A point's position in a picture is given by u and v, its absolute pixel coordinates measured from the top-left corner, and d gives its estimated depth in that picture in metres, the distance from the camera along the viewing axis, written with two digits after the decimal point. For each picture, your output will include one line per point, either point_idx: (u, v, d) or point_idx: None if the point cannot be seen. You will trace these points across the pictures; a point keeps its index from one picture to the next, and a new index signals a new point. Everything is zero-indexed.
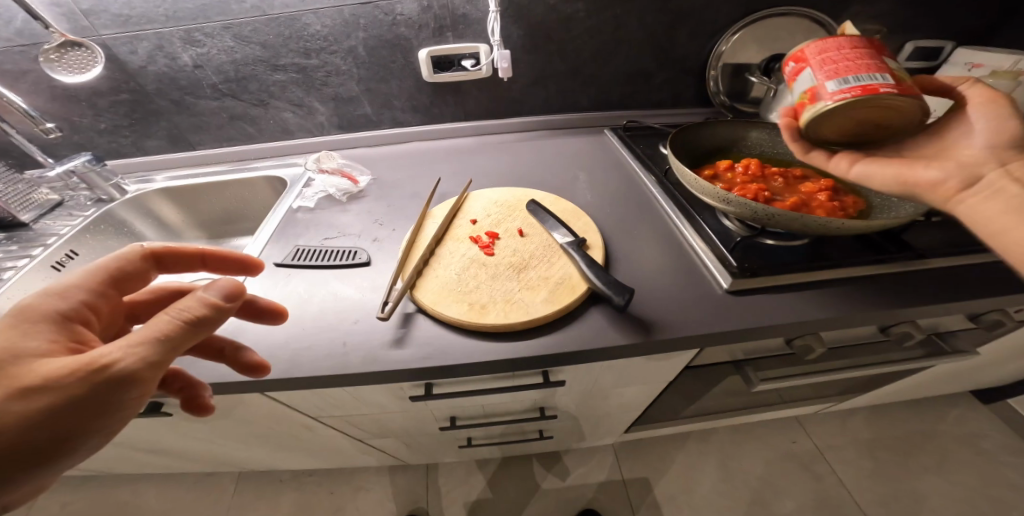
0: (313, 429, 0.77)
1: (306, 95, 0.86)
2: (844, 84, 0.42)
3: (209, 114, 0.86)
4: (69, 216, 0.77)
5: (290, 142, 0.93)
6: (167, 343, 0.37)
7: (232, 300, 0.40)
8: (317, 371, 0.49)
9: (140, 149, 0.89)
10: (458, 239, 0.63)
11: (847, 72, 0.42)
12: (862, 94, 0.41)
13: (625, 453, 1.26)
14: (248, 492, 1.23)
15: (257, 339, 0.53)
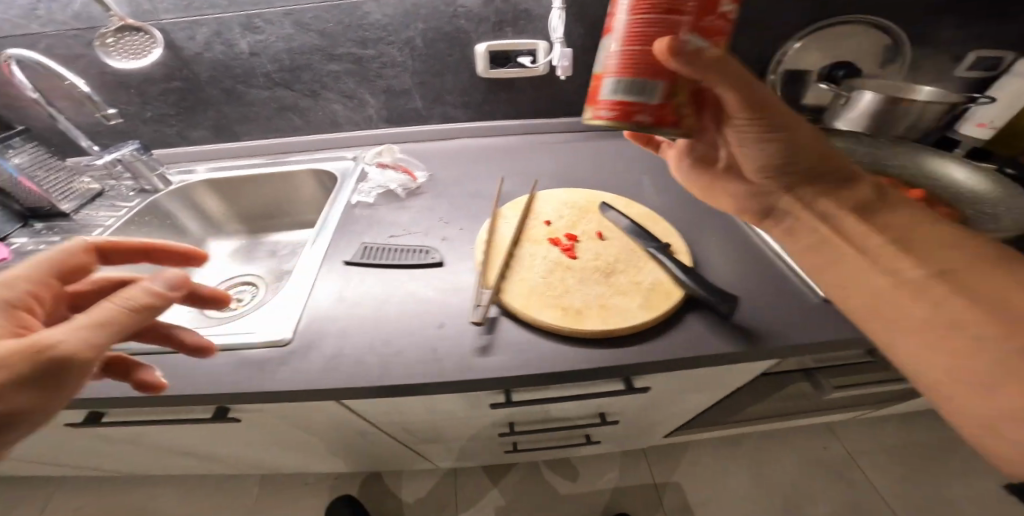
0: (367, 433, 0.74)
1: (359, 87, 0.83)
2: (621, 96, 0.36)
3: (258, 104, 0.83)
4: (112, 207, 0.75)
5: (337, 135, 0.90)
6: (116, 331, 0.33)
7: (182, 290, 0.38)
8: (410, 378, 0.47)
9: (184, 139, 0.86)
10: (535, 241, 0.60)
11: (638, 73, 0.35)
12: (619, 116, 0.37)
13: (655, 459, 1.25)
14: (270, 495, 1.19)
15: (343, 341, 0.51)
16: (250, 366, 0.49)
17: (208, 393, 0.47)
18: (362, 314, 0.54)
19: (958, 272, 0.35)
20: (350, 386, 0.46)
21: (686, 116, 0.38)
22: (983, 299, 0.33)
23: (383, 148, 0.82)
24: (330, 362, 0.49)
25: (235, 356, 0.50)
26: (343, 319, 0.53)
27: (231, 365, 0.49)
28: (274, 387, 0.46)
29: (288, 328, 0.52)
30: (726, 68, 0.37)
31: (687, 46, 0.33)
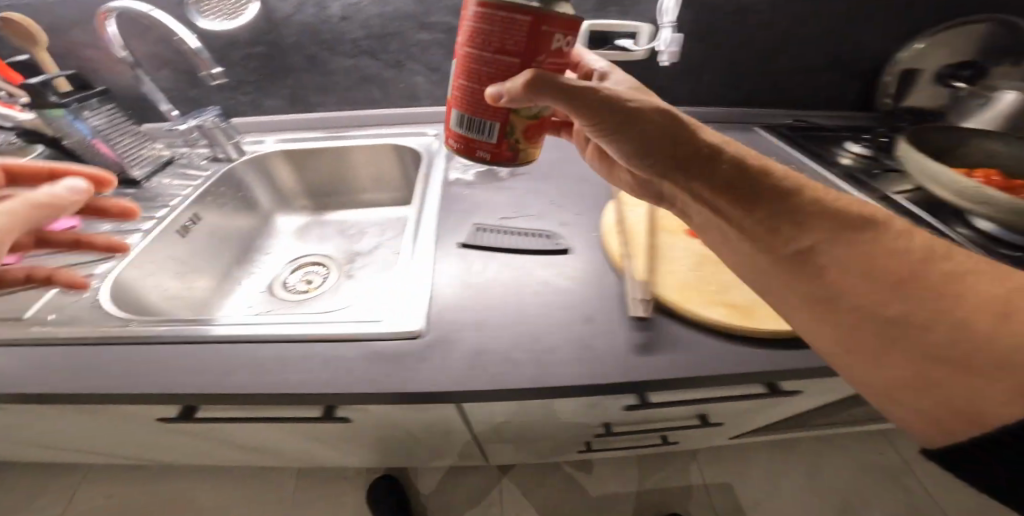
0: (452, 437, 0.68)
1: (446, 60, 0.78)
2: (464, 128, 0.38)
3: (339, 73, 0.79)
4: (184, 176, 0.71)
5: (412, 110, 0.84)
6: (26, 225, 0.36)
7: (84, 193, 0.42)
8: (572, 380, 0.41)
9: (256, 107, 0.82)
10: (673, 232, 0.56)
11: (464, 106, 0.37)
12: (461, 147, 0.39)
13: (707, 464, 1.20)
14: (306, 491, 1.13)
15: (484, 335, 0.45)
16: (390, 363, 0.43)
17: (339, 390, 0.41)
18: (498, 299, 0.49)
19: (852, 259, 0.33)
20: (507, 388, 0.41)
21: (496, 145, 0.38)
22: (907, 280, 0.31)
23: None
24: (477, 356, 0.43)
25: (366, 346, 0.44)
26: (476, 308, 0.48)
27: (364, 358, 0.43)
28: (420, 387, 0.41)
29: (418, 316, 0.47)
30: (557, 85, 0.34)
31: (505, 89, 0.34)
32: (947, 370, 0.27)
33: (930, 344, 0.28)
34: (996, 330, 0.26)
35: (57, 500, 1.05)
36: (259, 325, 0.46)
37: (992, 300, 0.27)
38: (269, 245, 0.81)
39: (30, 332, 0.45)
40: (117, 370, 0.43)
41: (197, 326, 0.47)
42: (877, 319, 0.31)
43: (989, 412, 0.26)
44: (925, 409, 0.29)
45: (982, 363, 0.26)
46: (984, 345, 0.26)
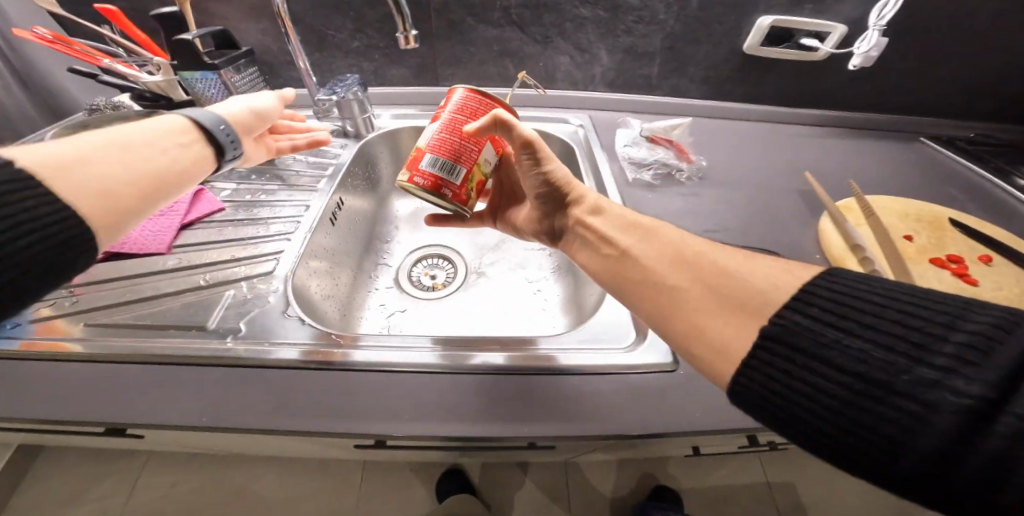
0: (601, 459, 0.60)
1: (598, 40, 0.70)
2: (429, 167, 0.44)
3: (478, 45, 0.72)
4: (315, 161, 0.69)
5: (548, 91, 0.78)
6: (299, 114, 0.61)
7: None
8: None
9: (379, 77, 0.78)
10: (915, 262, 0.48)
11: (438, 152, 0.44)
12: (429, 185, 0.44)
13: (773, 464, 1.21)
14: (376, 485, 1.06)
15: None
16: (660, 397, 0.39)
17: (611, 434, 0.37)
18: None
19: (662, 254, 0.38)
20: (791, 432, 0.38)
21: (461, 190, 0.45)
22: (687, 265, 0.35)
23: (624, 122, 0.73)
24: None
25: (619, 377, 0.41)
26: None
27: (624, 390, 0.40)
28: (700, 428, 0.37)
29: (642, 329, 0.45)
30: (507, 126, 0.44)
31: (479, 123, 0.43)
32: (699, 307, 0.32)
33: (676, 287, 0.34)
34: (710, 266, 0.34)
35: (124, 484, 0.99)
36: (493, 347, 0.44)
37: (707, 250, 0.36)
38: (393, 232, 0.79)
39: (228, 346, 0.41)
40: (348, 403, 0.38)
41: (417, 349, 0.42)
42: (660, 281, 0.36)
43: (737, 346, 0.29)
44: (714, 347, 0.31)
45: (711, 290, 0.33)
46: (708, 278, 0.33)
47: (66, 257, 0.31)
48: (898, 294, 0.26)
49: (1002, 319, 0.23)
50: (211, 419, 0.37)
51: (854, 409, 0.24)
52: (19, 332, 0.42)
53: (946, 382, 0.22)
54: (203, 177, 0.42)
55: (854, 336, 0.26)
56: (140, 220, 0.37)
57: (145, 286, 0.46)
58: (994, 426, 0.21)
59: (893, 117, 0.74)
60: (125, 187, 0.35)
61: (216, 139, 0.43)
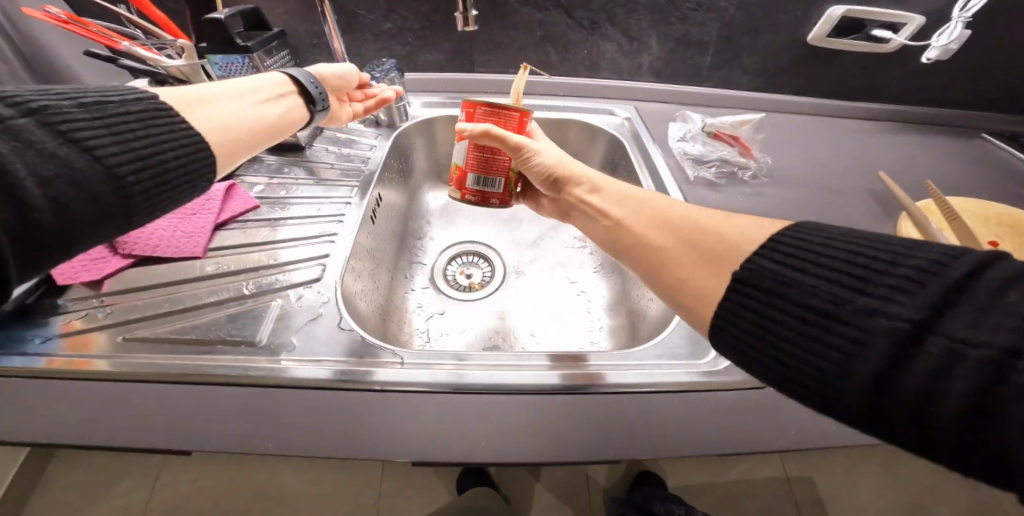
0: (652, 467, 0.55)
1: (649, 28, 0.65)
2: (475, 183, 0.50)
3: (519, 29, 0.67)
4: (348, 154, 0.65)
5: (590, 80, 0.73)
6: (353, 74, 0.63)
7: None
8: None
9: (410, 63, 0.73)
10: None
11: (477, 168, 0.49)
12: (479, 201, 0.51)
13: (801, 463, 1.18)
14: (400, 486, 1.00)
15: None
16: (734, 413, 0.40)
17: (681, 450, 0.37)
18: None
19: (649, 219, 0.40)
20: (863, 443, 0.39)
21: (504, 196, 0.51)
22: (671, 225, 0.38)
23: (680, 115, 0.69)
24: None
25: (691, 394, 0.41)
26: None
27: (695, 405, 0.40)
28: (774, 443, 0.38)
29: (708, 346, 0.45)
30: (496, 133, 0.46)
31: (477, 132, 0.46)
32: (680, 261, 0.35)
33: (660, 246, 0.38)
34: (690, 225, 0.37)
35: (141, 493, 0.94)
36: (563, 361, 0.43)
37: (691, 212, 0.38)
38: (426, 227, 0.75)
39: (283, 365, 0.39)
40: (421, 423, 0.37)
41: (485, 366, 0.42)
42: (647, 243, 0.39)
43: (715, 288, 0.32)
44: (700, 293, 0.33)
45: (690, 246, 0.35)
46: (688, 235, 0.36)
47: (193, 180, 0.38)
48: (855, 238, 0.28)
49: (947, 253, 0.24)
50: (279, 447, 0.35)
51: (806, 339, 0.26)
52: (51, 348, 0.38)
53: (883, 310, 0.24)
54: (295, 127, 0.50)
55: (814, 275, 0.27)
56: (236, 161, 0.44)
57: (184, 295, 0.42)
58: (925, 347, 0.22)
59: (953, 114, 0.71)
60: (229, 132, 0.42)
61: (309, 94, 0.51)
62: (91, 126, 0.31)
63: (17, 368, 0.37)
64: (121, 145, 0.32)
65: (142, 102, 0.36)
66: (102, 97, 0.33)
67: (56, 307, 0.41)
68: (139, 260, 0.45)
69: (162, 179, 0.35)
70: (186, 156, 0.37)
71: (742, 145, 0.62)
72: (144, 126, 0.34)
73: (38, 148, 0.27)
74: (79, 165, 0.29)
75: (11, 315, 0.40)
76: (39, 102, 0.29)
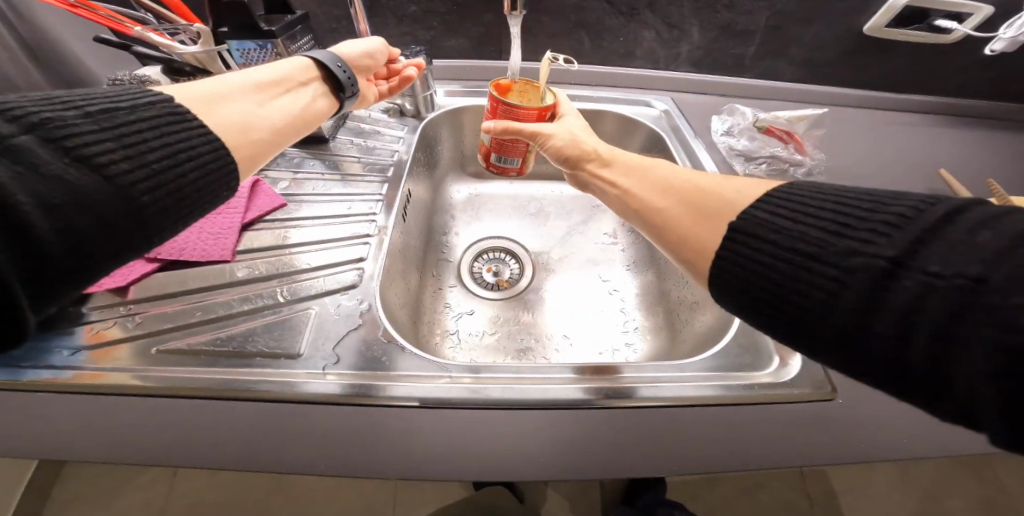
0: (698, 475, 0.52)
1: (692, 14, 0.61)
2: (501, 164, 0.49)
3: (553, 15, 0.63)
4: (373, 147, 0.61)
5: (624, 69, 0.69)
6: None
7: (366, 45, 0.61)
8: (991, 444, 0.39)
9: (434, 49, 0.69)
10: None
11: (501, 152, 0.47)
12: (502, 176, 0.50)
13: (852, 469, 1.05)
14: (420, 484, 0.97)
15: (880, 398, 0.40)
16: (800, 429, 0.38)
17: (752, 464, 0.36)
18: None
19: (652, 180, 0.37)
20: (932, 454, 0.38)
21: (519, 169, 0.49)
22: (674, 184, 0.35)
23: (725, 108, 0.66)
24: (885, 414, 0.39)
25: (754, 408, 0.39)
26: None
27: (757, 422, 0.38)
28: (843, 459, 0.37)
29: (767, 357, 0.42)
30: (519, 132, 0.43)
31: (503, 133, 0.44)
32: (676, 219, 0.33)
33: (655, 206, 0.35)
34: (688, 184, 0.34)
35: (158, 489, 0.91)
36: (619, 372, 0.41)
37: (693, 173, 0.35)
38: (451, 222, 0.72)
39: (329, 379, 0.38)
40: (479, 440, 0.36)
41: (535, 381, 0.40)
42: (643, 202, 0.36)
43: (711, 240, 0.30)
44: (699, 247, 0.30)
45: (687, 203, 0.33)
46: (685, 193, 0.33)
47: (214, 193, 0.33)
48: (839, 191, 0.27)
49: (926, 200, 0.23)
50: (332, 466, 0.34)
51: (791, 282, 0.25)
52: (75, 360, 0.38)
53: (864, 248, 0.23)
54: (323, 117, 0.47)
55: (798, 220, 0.26)
56: (263, 160, 0.39)
57: (217, 304, 0.42)
58: (900, 281, 0.21)
59: (988, 108, 0.70)
60: (253, 131, 0.37)
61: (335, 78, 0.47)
62: (100, 139, 0.26)
63: (45, 380, 0.36)
64: (133, 160, 0.27)
65: (154, 106, 0.31)
66: (109, 103, 0.28)
67: (78, 316, 0.40)
68: (165, 264, 0.44)
69: (182, 194, 0.30)
70: (206, 165, 0.32)
71: (795, 141, 0.60)
72: (158, 134, 0.29)
73: (43, 170, 0.23)
74: (88, 188, 0.24)
75: (33, 325, 0.39)
76: (38, 113, 0.24)
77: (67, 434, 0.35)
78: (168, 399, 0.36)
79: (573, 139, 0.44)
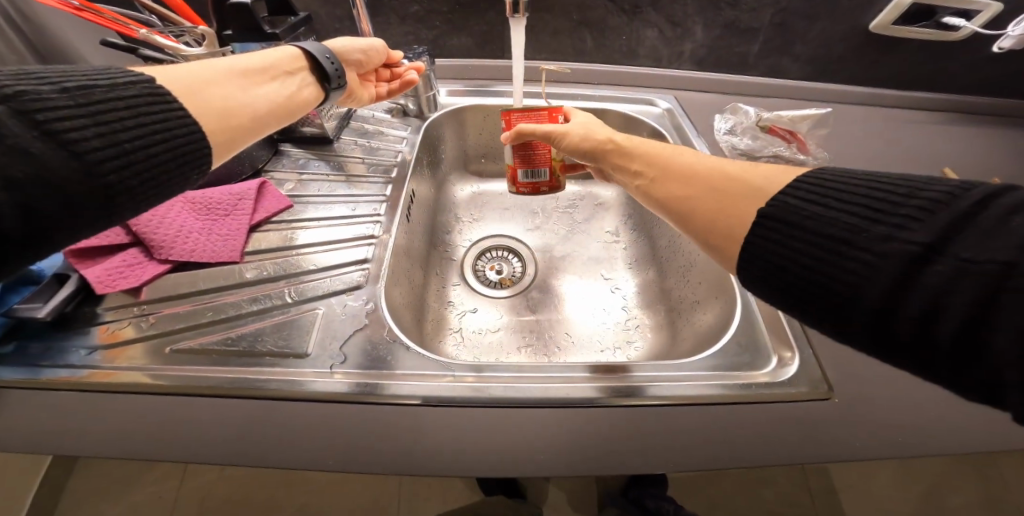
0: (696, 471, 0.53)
1: (695, 13, 0.61)
2: (528, 179, 0.50)
3: (557, 14, 0.63)
4: (376, 147, 0.62)
5: (627, 68, 0.69)
6: None
7: None
8: (992, 443, 0.39)
9: (437, 48, 0.70)
10: None
11: (530, 164, 0.49)
12: (530, 192, 0.51)
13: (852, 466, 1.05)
14: (425, 485, 0.97)
15: (881, 398, 0.41)
16: (798, 429, 0.38)
17: (749, 460, 0.37)
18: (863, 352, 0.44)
19: (673, 166, 0.36)
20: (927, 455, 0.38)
21: (548, 183, 0.50)
22: (700, 171, 0.34)
23: (729, 107, 0.66)
24: (884, 413, 0.40)
25: (753, 407, 0.39)
26: (836, 353, 0.44)
27: (755, 422, 0.38)
28: (838, 457, 0.37)
29: (766, 357, 0.43)
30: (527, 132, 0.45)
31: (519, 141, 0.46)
32: (701, 206, 0.32)
33: (681, 193, 0.34)
34: (713, 169, 0.33)
35: (170, 482, 0.93)
36: (623, 371, 0.42)
37: (717, 161, 0.34)
38: (456, 221, 0.72)
39: (337, 378, 0.39)
40: (480, 438, 0.37)
41: (537, 379, 0.40)
42: (668, 190, 0.35)
43: (741, 227, 0.29)
44: (729, 233, 0.30)
45: (711, 190, 0.32)
46: (711, 178, 0.32)
47: (185, 176, 0.32)
48: (873, 175, 0.27)
49: (961, 185, 0.23)
50: (340, 462, 0.36)
51: (823, 267, 0.25)
52: (92, 359, 0.39)
53: (898, 234, 0.23)
54: (309, 106, 0.45)
55: (832, 205, 0.26)
56: (240, 146, 0.38)
57: (227, 305, 0.43)
58: (934, 266, 0.21)
59: (992, 107, 0.70)
60: (235, 115, 0.36)
61: (322, 69, 0.46)
62: (73, 115, 0.25)
63: (63, 378, 0.38)
64: (106, 138, 0.26)
65: (134, 86, 0.29)
66: (87, 80, 0.27)
67: (94, 316, 0.42)
68: (176, 264, 0.45)
69: (149, 175, 0.29)
70: (182, 148, 0.31)
71: (798, 140, 0.60)
72: (133, 114, 0.28)
73: (9, 143, 0.22)
74: (55, 164, 0.23)
75: (51, 324, 0.41)
76: (11, 85, 0.23)
77: (86, 430, 0.36)
78: (180, 396, 0.38)
79: (590, 132, 0.44)
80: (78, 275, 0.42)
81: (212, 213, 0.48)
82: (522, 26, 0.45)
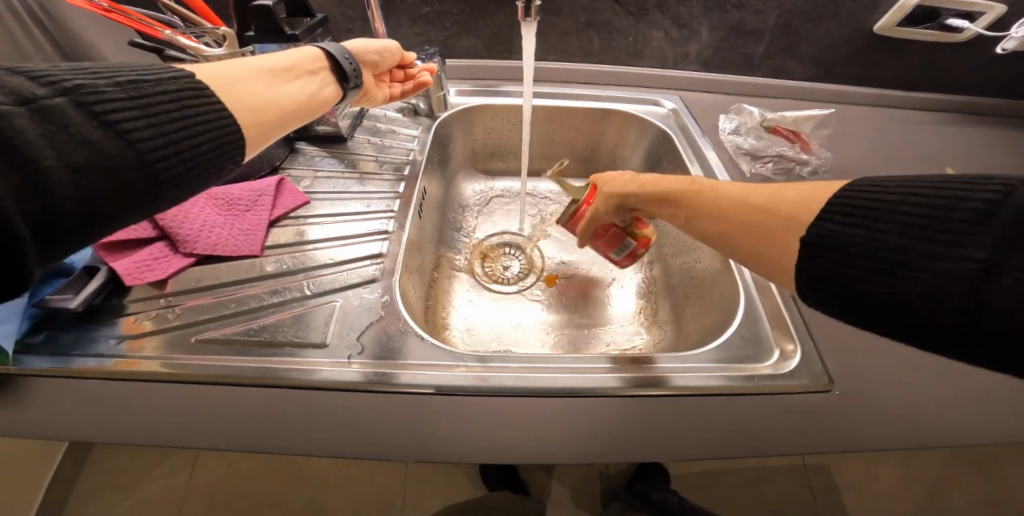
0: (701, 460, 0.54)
1: (701, 15, 0.62)
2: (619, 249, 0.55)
3: (564, 16, 0.64)
4: (388, 146, 0.63)
5: (632, 68, 0.71)
6: None
7: None
8: (992, 434, 0.40)
9: (447, 49, 0.71)
10: None
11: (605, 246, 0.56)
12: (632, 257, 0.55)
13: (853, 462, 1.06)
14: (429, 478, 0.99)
15: (882, 390, 0.42)
16: (799, 420, 0.39)
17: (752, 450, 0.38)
18: (861, 347, 0.45)
19: (704, 205, 0.38)
20: (923, 446, 0.39)
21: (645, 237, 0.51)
22: (727, 210, 0.35)
23: (733, 107, 0.68)
24: (881, 405, 0.41)
25: (757, 398, 0.40)
26: (836, 347, 0.45)
27: (759, 413, 0.40)
28: (837, 448, 0.39)
29: (769, 350, 0.44)
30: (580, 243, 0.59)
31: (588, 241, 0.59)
32: (744, 242, 0.34)
33: (721, 231, 0.36)
34: (742, 203, 0.35)
35: None
36: (652, 363, 0.43)
37: (741, 193, 0.36)
38: (463, 218, 0.74)
39: (353, 368, 0.41)
40: (492, 424, 0.39)
41: (547, 370, 0.42)
42: (707, 228, 0.37)
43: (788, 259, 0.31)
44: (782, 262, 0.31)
45: (747, 227, 0.34)
46: (743, 214, 0.34)
47: (221, 166, 0.33)
48: (917, 188, 0.27)
49: (1012, 181, 0.23)
50: (354, 448, 0.37)
51: (889, 290, 0.25)
52: (118, 349, 0.41)
53: (951, 252, 0.23)
54: (329, 105, 0.47)
55: (877, 227, 0.27)
56: (265, 143, 0.39)
57: (247, 297, 0.45)
58: (1000, 279, 0.21)
59: (994, 108, 0.70)
60: (263, 112, 0.38)
61: (341, 70, 0.47)
62: (126, 107, 0.26)
63: (93, 367, 0.40)
64: (154, 128, 0.28)
65: (176, 81, 0.31)
66: (135, 74, 0.29)
67: (122, 308, 0.44)
68: (200, 258, 0.47)
69: (193, 163, 0.30)
70: (220, 138, 0.32)
71: (801, 140, 0.62)
72: (177, 106, 0.30)
73: (71, 131, 0.23)
74: (111, 151, 0.25)
75: (82, 315, 0.43)
76: (71, 79, 0.25)
77: (115, 416, 0.38)
78: (205, 384, 0.39)
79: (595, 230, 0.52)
80: (107, 267, 0.44)
81: (234, 208, 0.50)
82: (534, 29, 0.47)
